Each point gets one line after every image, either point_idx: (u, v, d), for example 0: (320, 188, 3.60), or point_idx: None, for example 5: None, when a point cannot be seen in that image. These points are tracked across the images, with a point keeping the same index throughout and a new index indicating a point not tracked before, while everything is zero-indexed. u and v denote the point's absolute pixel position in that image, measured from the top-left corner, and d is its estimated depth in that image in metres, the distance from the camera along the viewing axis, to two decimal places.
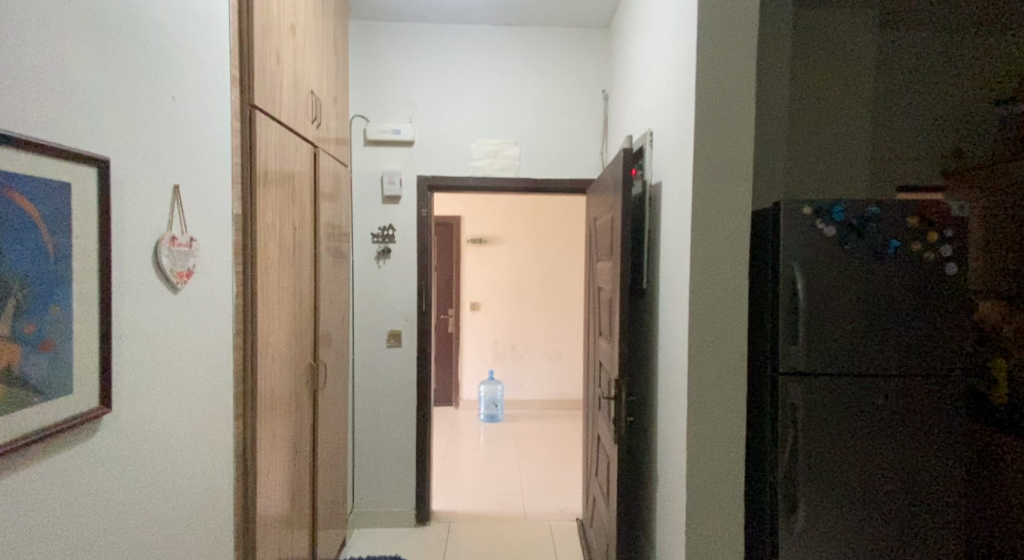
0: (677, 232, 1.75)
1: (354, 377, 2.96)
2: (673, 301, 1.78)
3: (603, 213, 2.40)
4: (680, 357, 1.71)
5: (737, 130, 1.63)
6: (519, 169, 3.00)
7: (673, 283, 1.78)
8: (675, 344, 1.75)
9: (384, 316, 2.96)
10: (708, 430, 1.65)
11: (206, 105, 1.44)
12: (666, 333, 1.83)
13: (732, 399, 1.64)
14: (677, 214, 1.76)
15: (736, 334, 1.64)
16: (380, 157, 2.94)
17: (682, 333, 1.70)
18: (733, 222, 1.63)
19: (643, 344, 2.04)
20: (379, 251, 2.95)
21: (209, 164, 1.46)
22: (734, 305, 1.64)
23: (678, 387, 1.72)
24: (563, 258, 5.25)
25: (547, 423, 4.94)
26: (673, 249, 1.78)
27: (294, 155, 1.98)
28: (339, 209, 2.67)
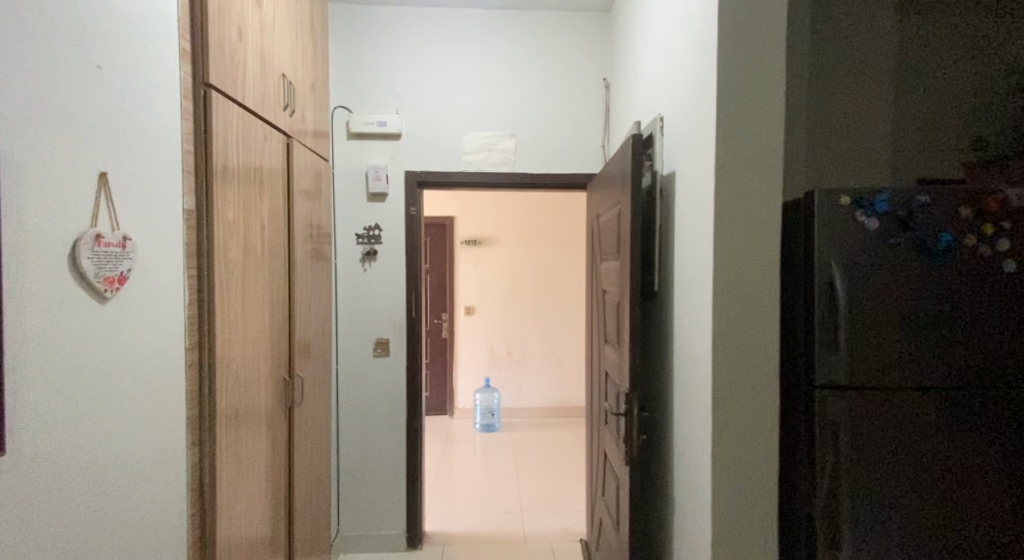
0: (695, 228, 1.54)
1: (339, 390, 2.74)
2: (691, 307, 1.57)
3: (608, 210, 2.19)
4: (702, 370, 1.50)
5: (765, 108, 1.42)
6: (515, 163, 2.79)
7: (691, 286, 1.57)
8: (695, 355, 1.54)
9: (371, 323, 2.75)
10: (735, 452, 1.44)
11: (145, 81, 1.23)
12: (684, 343, 1.62)
13: (763, 415, 1.43)
14: (696, 207, 1.54)
15: (767, 342, 1.43)
16: (365, 151, 2.73)
17: (703, 343, 1.49)
18: (761, 215, 1.42)
19: (657, 355, 1.83)
20: (365, 253, 2.73)
21: (150, 150, 1.25)
22: (764, 310, 1.43)
23: (700, 404, 1.51)
24: (561, 259, 5.04)
25: (546, 431, 4.72)
26: (691, 248, 1.57)
27: (263, 145, 1.76)
28: (319, 207, 2.46)
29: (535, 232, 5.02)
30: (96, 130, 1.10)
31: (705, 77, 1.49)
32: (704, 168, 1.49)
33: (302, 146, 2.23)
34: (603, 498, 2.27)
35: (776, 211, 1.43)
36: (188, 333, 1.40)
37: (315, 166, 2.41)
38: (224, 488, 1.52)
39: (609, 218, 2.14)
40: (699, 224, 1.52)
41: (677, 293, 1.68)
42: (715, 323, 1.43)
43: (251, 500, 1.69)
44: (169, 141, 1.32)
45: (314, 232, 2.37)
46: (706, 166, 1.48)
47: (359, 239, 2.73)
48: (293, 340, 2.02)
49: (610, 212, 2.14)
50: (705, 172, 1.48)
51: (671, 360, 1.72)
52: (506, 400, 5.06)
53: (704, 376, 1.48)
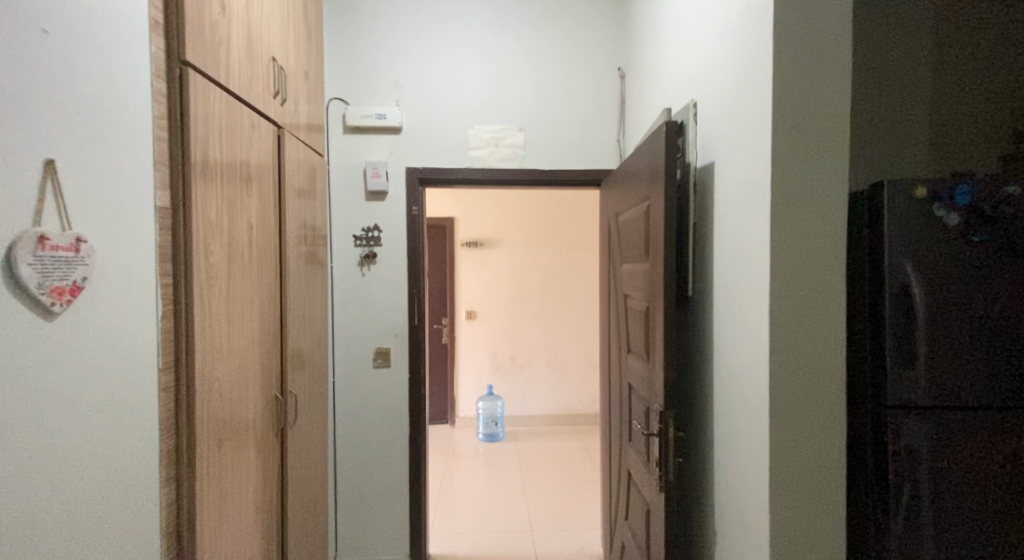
0: (744, 224, 1.36)
1: (336, 405, 2.54)
2: (739, 314, 1.38)
3: (632, 207, 2.00)
4: (753, 387, 1.31)
5: (826, 89, 1.24)
6: (524, 159, 2.60)
7: (739, 291, 1.38)
8: (745, 370, 1.35)
9: (371, 331, 2.55)
10: (797, 482, 1.25)
11: (94, 48, 1.04)
12: (728, 355, 1.44)
13: (828, 438, 1.25)
14: (744, 201, 1.36)
15: (830, 355, 1.25)
16: (363, 147, 2.54)
17: (755, 355, 1.30)
18: (823, 211, 1.24)
19: (694, 369, 1.64)
20: (363, 257, 2.53)
21: (105, 132, 1.05)
22: (826, 319, 1.24)
23: (751, 427, 1.32)
24: (565, 261, 4.86)
25: (552, 441, 4.53)
26: (738, 248, 1.39)
27: (251, 135, 1.57)
28: (314, 207, 2.27)
29: (538, 232, 4.84)
30: (25, 106, 0.90)
31: (755, 52, 1.31)
32: (755, 156, 1.31)
33: (295, 140, 2.04)
34: (626, 522, 2.08)
35: (839, 204, 1.25)
36: (161, 352, 1.20)
37: (309, 161, 2.21)
38: (207, 529, 1.33)
39: (634, 216, 1.95)
40: (748, 220, 1.34)
41: (718, 299, 1.50)
42: (771, 334, 1.24)
43: (239, 539, 1.49)
44: (134, 124, 1.13)
45: (309, 234, 2.18)
46: (757, 154, 1.30)
47: (357, 242, 2.54)
48: (286, 353, 1.82)
49: (635, 210, 1.95)
50: (756, 161, 1.30)
51: (712, 375, 1.53)
52: (510, 408, 4.87)
53: (756, 393, 1.30)
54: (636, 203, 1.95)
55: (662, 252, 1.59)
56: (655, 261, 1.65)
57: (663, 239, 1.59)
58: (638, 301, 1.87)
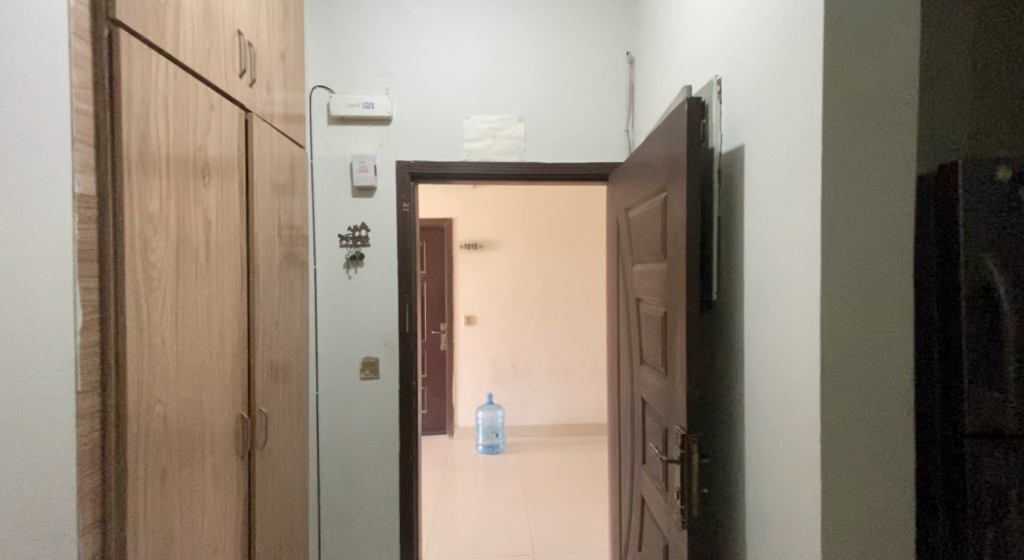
0: (787, 214, 1.14)
1: (320, 421, 2.33)
2: (780, 321, 1.17)
3: (646, 200, 1.79)
4: (801, 407, 1.10)
5: (879, 55, 1.05)
6: (524, 151, 2.39)
7: (780, 294, 1.17)
8: (789, 387, 1.14)
9: (358, 340, 2.34)
10: (856, 511, 1.05)
11: None
12: (766, 369, 1.22)
13: (889, 455, 1.06)
14: (785, 187, 1.15)
15: (889, 358, 1.06)
16: (348, 139, 2.33)
17: (803, 369, 1.09)
18: (879, 195, 1.05)
19: (722, 385, 1.42)
20: (349, 258, 2.32)
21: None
22: (883, 317, 1.06)
23: (798, 456, 1.11)
24: (568, 264, 4.64)
25: (555, 453, 4.32)
26: (778, 243, 1.17)
27: (207, 116, 1.35)
28: (296, 204, 2.06)
29: (539, 233, 4.63)
30: None
31: (799, 11, 1.11)
32: (801, 134, 1.10)
33: (272, 128, 1.83)
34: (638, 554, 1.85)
35: (899, 183, 1.06)
36: (79, 373, 0.99)
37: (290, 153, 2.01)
38: None
39: (648, 211, 1.73)
40: (792, 210, 1.13)
41: (752, 304, 1.28)
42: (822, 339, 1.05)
43: None
44: (44, 93, 0.92)
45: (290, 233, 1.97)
46: (804, 130, 1.09)
47: (343, 242, 2.33)
48: (254, 367, 1.60)
49: (650, 204, 1.73)
50: (802, 140, 1.10)
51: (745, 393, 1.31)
52: (511, 418, 4.65)
53: (806, 415, 1.08)
54: (651, 197, 1.73)
55: (683, 248, 1.37)
56: (674, 259, 1.43)
57: (684, 234, 1.37)
58: (654, 306, 1.65)
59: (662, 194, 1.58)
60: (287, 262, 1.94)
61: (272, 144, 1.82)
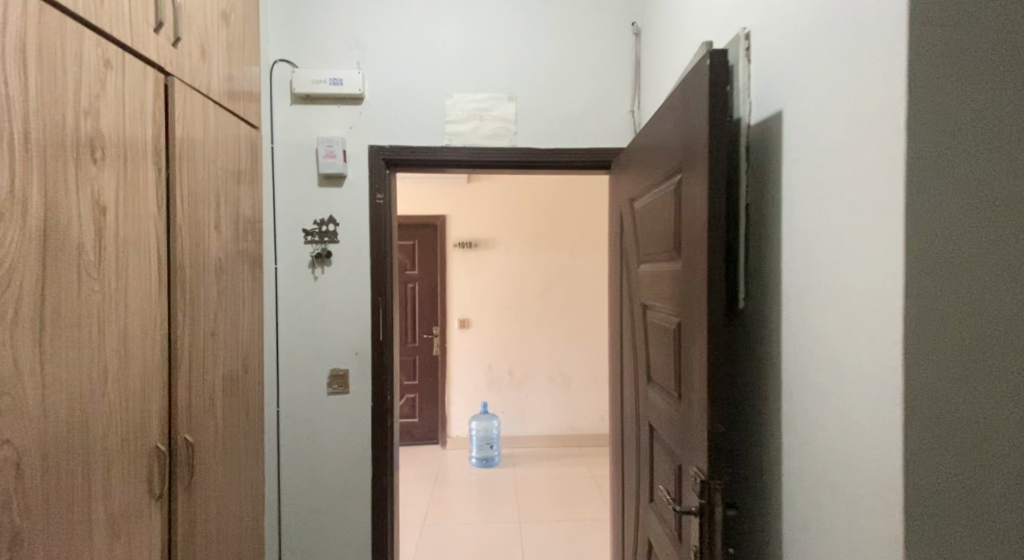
0: (859, 192, 0.86)
1: (281, 440, 2.05)
2: (849, 332, 0.88)
3: (657, 187, 1.49)
4: (883, 447, 0.81)
5: None
6: (515, 135, 2.10)
7: (846, 297, 0.88)
8: (861, 422, 0.85)
9: (325, 349, 2.05)
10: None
11: None
12: (823, 398, 0.93)
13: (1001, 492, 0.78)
14: (856, 156, 0.86)
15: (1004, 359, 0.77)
16: (315, 120, 2.05)
17: (882, 394, 0.81)
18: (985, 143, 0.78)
19: (756, 415, 1.12)
20: (315, 256, 2.04)
21: None
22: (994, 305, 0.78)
23: (879, 516, 0.82)
24: (569, 264, 4.35)
25: (554, 467, 4.03)
26: (845, 232, 0.88)
27: (87, 74, 1.06)
28: (253, 194, 1.78)
29: (538, 230, 4.33)
30: None
31: None
32: (884, 81, 0.81)
33: (215, 103, 1.56)
34: None
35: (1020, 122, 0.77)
36: None
37: (243, 133, 1.74)
38: None
39: (659, 199, 1.43)
40: (868, 186, 0.84)
41: (801, 314, 0.99)
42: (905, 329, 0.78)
43: None
44: None
45: (241, 226, 1.69)
46: (886, 77, 0.80)
47: (308, 238, 2.05)
48: (176, 389, 1.32)
49: (660, 191, 1.43)
50: (885, 89, 0.81)
51: (788, 429, 1.02)
52: (507, 428, 4.37)
53: (891, 458, 0.80)
54: (662, 182, 1.43)
55: (703, 242, 1.07)
56: (691, 257, 1.13)
57: (705, 223, 1.07)
58: (666, 315, 1.35)
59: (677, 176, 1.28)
60: (239, 260, 1.66)
61: (216, 121, 1.54)
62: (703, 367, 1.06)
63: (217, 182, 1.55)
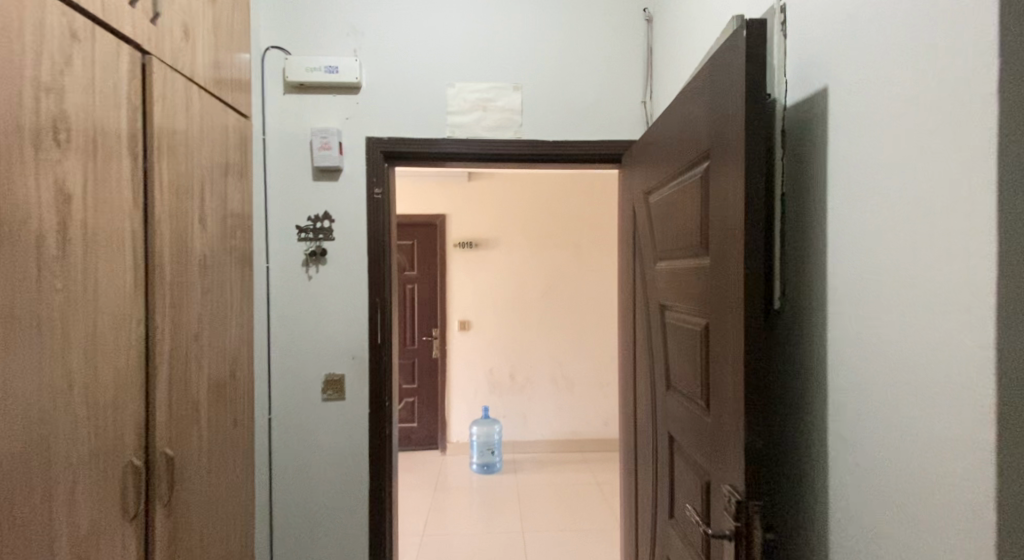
0: (938, 174, 0.74)
1: (273, 450, 1.93)
2: (921, 335, 0.76)
3: (676, 179, 1.37)
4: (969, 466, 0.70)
5: None
6: (521, 126, 1.99)
7: (917, 295, 0.77)
8: (938, 437, 0.74)
9: (320, 354, 1.94)
10: None
11: None
12: (885, 410, 0.82)
13: None
14: (929, 135, 0.75)
15: None
16: (309, 110, 1.94)
17: (967, 403, 0.70)
18: None
19: (796, 428, 1.00)
20: (309, 255, 1.93)
21: None
22: None
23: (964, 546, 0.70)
24: (572, 264, 4.24)
25: (557, 473, 3.91)
26: (918, 220, 0.77)
27: (49, 50, 0.96)
28: (243, 187, 1.67)
29: (541, 230, 4.23)
30: None
31: None
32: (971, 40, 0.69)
33: (201, 88, 1.45)
34: None
35: None
36: None
37: (232, 122, 1.62)
38: None
39: (680, 191, 1.32)
40: (951, 167, 0.72)
41: (856, 315, 0.87)
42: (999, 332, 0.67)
43: None
44: None
45: (231, 222, 1.58)
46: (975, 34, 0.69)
47: (302, 235, 1.93)
48: (155, 397, 1.21)
49: (682, 182, 1.32)
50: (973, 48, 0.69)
51: (840, 444, 0.90)
52: (509, 432, 4.26)
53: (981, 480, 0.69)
54: (683, 173, 1.32)
55: (739, 234, 0.96)
56: (722, 252, 1.02)
57: (740, 213, 0.96)
58: (690, 316, 1.23)
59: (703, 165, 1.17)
60: (227, 258, 1.55)
61: (202, 108, 1.44)
62: (739, 374, 0.95)
63: (203, 174, 1.44)
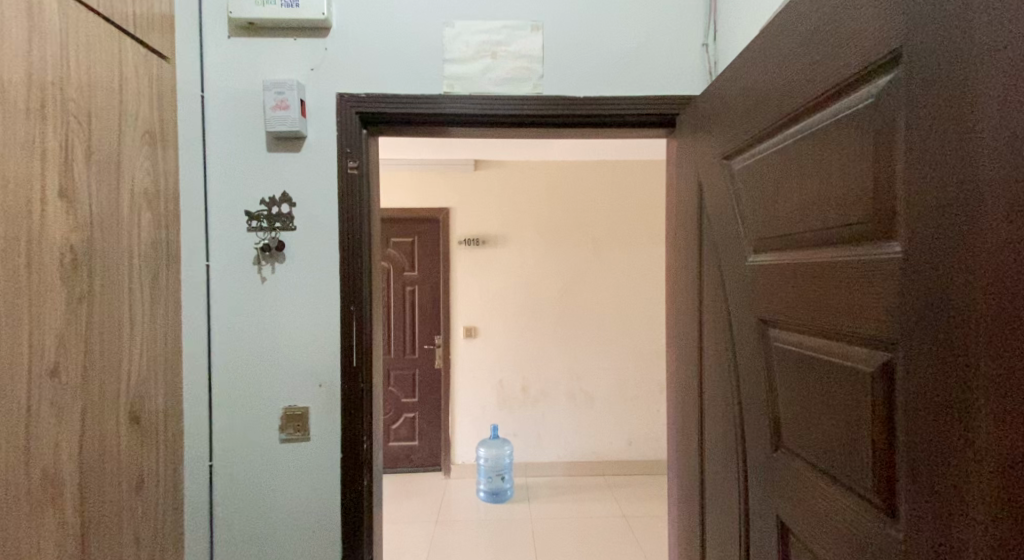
0: None
1: (216, 511, 1.45)
2: None
3: (786, 129, 0.91)
4: None
5: None
6: (541, 80, 1.51)
7: None
8: None
9: (277, 381, 1.46)
10: None
11: None
12: None
13: None
14: None
15: None
16: (262, 58, 1.46)
17: None
18: None
19: None
20: (262, 250, 1.45)
21: None
22: None
23: None
24: (592, 264, 3.75)
25: (577, 501, 3.43)
26: None
27: None
28: (164, 159, 1.21)
29: (557, 225, 3.74)
30: None
31: None
32: None
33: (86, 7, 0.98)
34: None
35: None
36: None
37: (155, 69, 1.16)
38: None
39: (808, 145, 0.84)
40: None
41: None
42: None
43: None
44: None
45: (140, 207, 1.11)
46: None
47: (252, 224, 1.46)
48: None
49: (802, 133, 0.86)
50: None
51: None
52: (520, 453, 3.79)
53: None
54: (807, 114, 0.85)
55: (1015, 215, 0.57)
56: (953, 242, 0.61)
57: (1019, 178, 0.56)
58: (834, 349, 0.79)
59: (871, 92, 0.72)
60: (129, 258, 1.08)
61: (83, 39, 0.97)
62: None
63: (89, 135, 0.98)
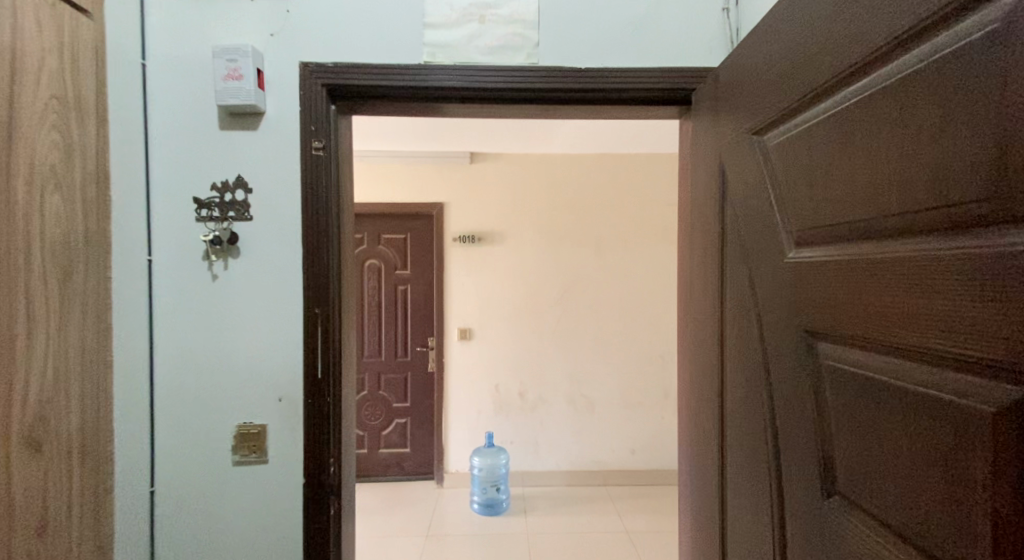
0: None
1: (158, 544, 1.26)
2: None
3: (851, 83, 0.73)
4: None
5: None
6: (536, 49, 1.31)
7: None
8: None
9: (231, 395, 1.27)
10: None
11: None
12: None
13: None
14: None
15: None
16: (214, 22, 1.26)
17: None
18: None
19: None
20: (212, 243, 1.25)
21: None
22: None
23: None
24: (594, 262, 3.55)
25: (576, 514, 3.23)
26: None
27: None
28: (83, 131, 1.05)
29: (558, 221, 3.54)
30: None
31: None
32: None
33: None
34: None
35: None
36: None
37: (67, 28, 1.01)
38: None
39: (890, 105, 0.67)
40: None
41: None
42: None
43: None
44: None
45: (40, 189, 0.96)
46: None
47: (202, 212, 1.26)
48: None
49: (876, 88, 0.69)
50: None
51: None
52: (517, 461, 3.59)
53: None
54: (888, 61, 0.68)
55: None
56: None
57: None
58: (926, 372, 0.64)
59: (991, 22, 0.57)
60: (21, 252, 0.93)
61: None
62: None
63: None
